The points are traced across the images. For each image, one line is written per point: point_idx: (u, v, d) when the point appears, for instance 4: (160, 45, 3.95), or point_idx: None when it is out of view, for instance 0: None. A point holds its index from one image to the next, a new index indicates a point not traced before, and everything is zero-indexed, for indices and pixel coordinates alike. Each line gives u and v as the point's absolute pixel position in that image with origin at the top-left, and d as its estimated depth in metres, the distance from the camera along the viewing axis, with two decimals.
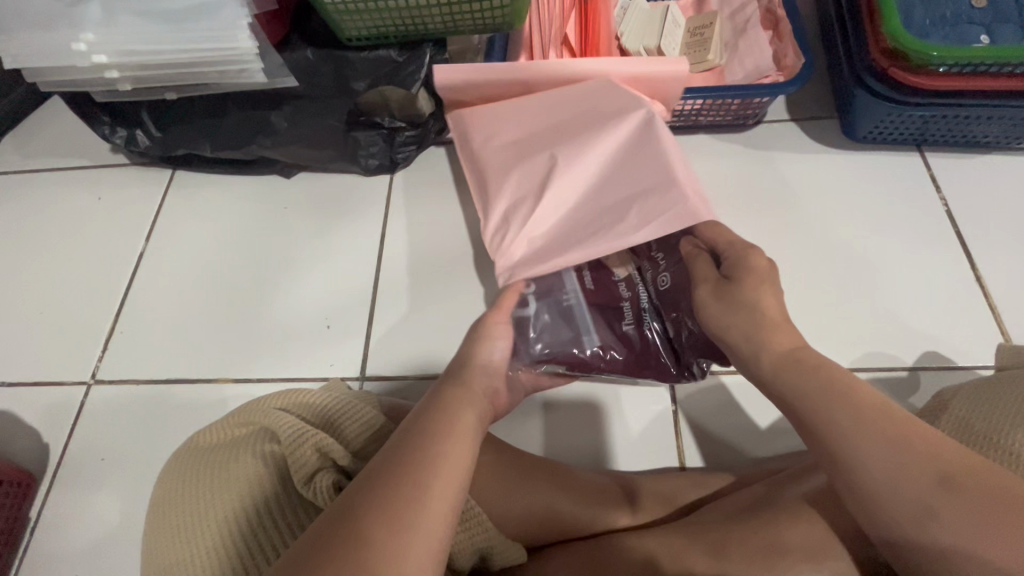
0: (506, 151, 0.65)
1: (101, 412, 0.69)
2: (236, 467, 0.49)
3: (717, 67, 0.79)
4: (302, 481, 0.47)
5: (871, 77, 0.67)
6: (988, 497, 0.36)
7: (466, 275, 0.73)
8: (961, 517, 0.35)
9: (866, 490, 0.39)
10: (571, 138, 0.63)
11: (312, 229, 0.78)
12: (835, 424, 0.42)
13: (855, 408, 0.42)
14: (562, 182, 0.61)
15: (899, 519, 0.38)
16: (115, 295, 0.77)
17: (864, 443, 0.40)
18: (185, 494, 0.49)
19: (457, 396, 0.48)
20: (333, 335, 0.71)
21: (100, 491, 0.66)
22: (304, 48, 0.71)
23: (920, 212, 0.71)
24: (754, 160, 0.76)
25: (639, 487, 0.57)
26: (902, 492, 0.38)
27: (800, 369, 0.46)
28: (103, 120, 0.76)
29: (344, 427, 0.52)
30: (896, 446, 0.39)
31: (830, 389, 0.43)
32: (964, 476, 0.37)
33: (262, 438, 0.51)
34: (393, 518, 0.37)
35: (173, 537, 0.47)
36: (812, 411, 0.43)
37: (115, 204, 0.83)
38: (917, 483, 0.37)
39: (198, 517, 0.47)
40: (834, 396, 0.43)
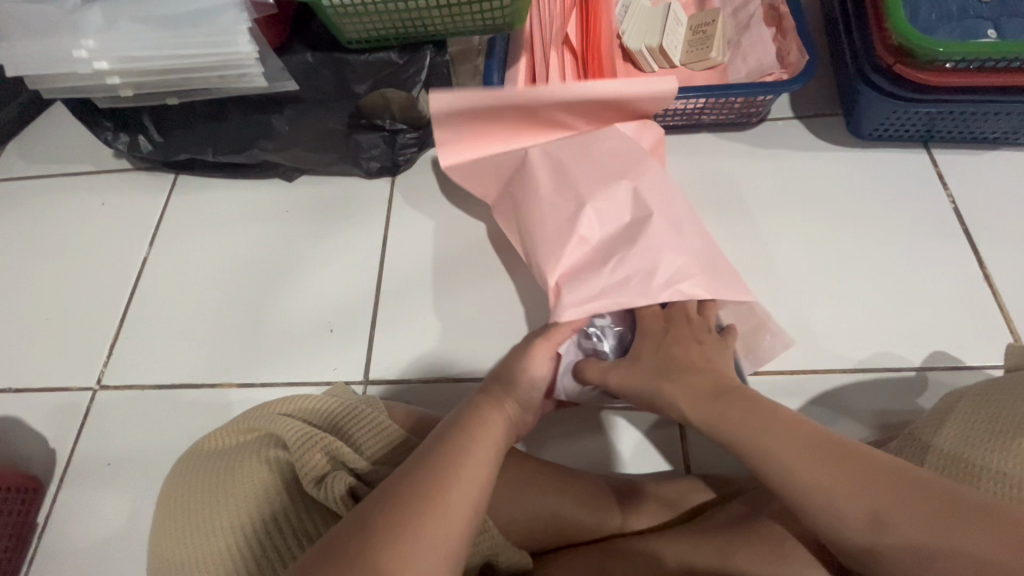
0: (529, 195, 0.63)
1: (108, 417, 0.70)
2: (242, 472, 0.49)
3: (720, 65, 0.78)
4: (312, 484, 0.47)
5: (875, 73, 0.66)
6: (927, 506, 0.38)
7: (469, 277, 0.73)
8: (913, 532, 0.37)
9: (827, 508, 0.40)
10: (577, 171, 0.61)
11: (314, 233, 0.78)
12: (787, 453, 0.42)
13: (802, 437, 0.43)
14: (595, 221, 0.58)
15: (864, 533, 0.39)
16: (119, 300, 0.77)
17: (807, 477, 0.41)
18: (192, 497, 0.49)
19: (488, 403, 0.49)
20: (336, 339, 0.71)
21: (106, 496, 0.66)
22: (305, 52, 0.73)
23: (927, 211, 0.70)
24: (758, 159, 0.75)
25: (644, 491, 0.56)
26: (865, 506, 0.39)
27: (727, 410, 0.47)
28: (106, 125, 0.77)
29: (353, 431, 0.52)
30: (849, 464, 0.40)
31: (763, 429, 0.44)
32: (904, 493, 0.38)
33: (268, 442, 0.51)
34: (389, 528, 0.37)
35: (182, 542, 0.47)
36: (758, 442, 0.44)
37: (119, 209, 0.83)
38: (876, 497, 0.39)
39: (206, 520, 0.47)
40: (771, 436, 0.44)
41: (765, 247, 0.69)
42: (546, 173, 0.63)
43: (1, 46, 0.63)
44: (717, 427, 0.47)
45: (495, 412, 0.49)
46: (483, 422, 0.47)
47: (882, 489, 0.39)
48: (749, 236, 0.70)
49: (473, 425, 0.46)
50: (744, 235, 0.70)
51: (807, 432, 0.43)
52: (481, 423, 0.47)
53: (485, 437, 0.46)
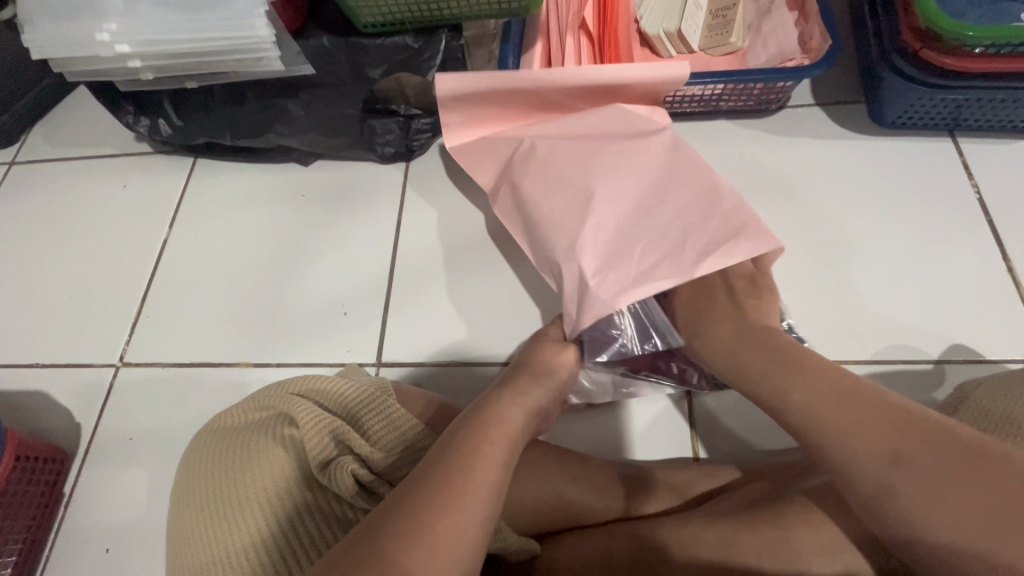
0: (539, 175, 0.63)
1: (130, 392, 0.72)
2: (253, 449, 0.50)
3: (740, 50, 0.77)
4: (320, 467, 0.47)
5: (902, 59, 0.64)
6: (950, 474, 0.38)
7: (480, 263, 0.74)
8: (919, 491, 0.38)
9: (850, 470, 0.41)
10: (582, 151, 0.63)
11: (329, 217, 0.79)
12: (822, 420, 0.43)
13: (842, 403, 0.43)
14: (611, 193, 0.60)
15: (880, 499, 0.40)
16: (140, 280, 0.79)
17: (833, 432, 0.42)
18: (206, 474, 0.50)
19: (503, 408, 0.49)
20: (350, 321, 0.72)
21: (128, 468, 0.68)
22: (320, 35, 0.70)
23: (950, 203, 0.68)
24: (775, 145, 0.74)
25: (654, 480, 0.56)
26: (886, 470, 0.40)
27: (760, 358, 0.49)
28: (127, 109, 0.78)
29: (363, 416, 0.52)
30: (887, 432, 0.40)
31: (795, 374, 0.47)
32: (922, 452, 0.39)
33: (279, 422, 0.51)
34: (406, 539, 0.37)
35: (197, 517, 0.48)
36: (789, 407, 0.46)
37: (139, 191, 0.85)
38: (900, 462, 0.39)
39: (217, 496, 0.48)
40: (804, 382, 0.46)
41: (779, 235, 0.69)
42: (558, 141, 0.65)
43: (26, 30, 0.65)
44: (755, 380, 0.49)
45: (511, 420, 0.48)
46: (503, 417, 0.48)
47: (893, 452, 0.40)
48: (765, 221, 0.69)
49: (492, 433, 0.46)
50: (759, 223, 0.70)
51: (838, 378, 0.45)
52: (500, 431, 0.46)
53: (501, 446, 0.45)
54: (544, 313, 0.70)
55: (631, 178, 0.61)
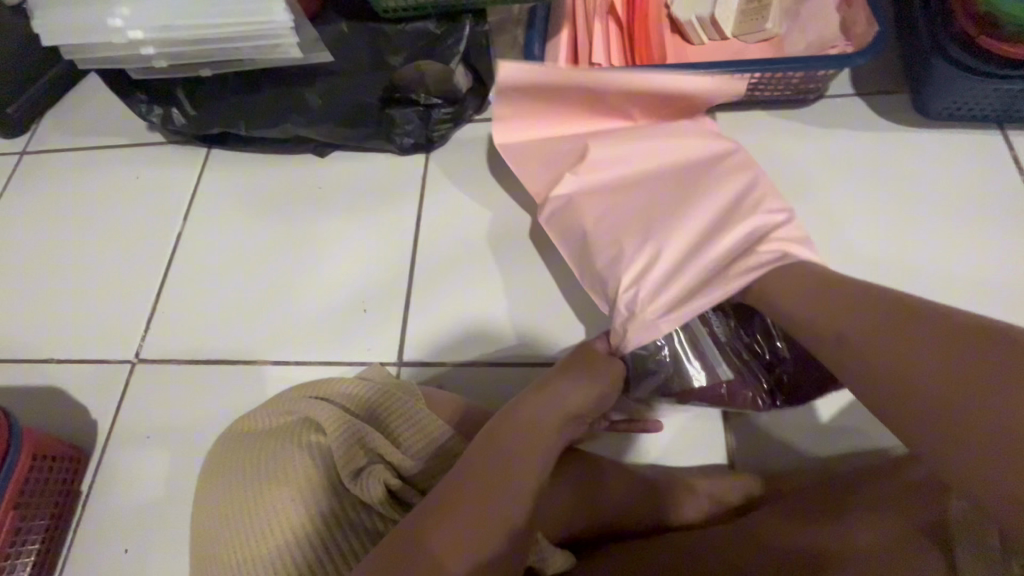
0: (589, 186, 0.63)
1: (146, 389, 0.70)
2: (278, 456, 0.48)
3: (774, 37, 0.73)
4: (349, 475, 0.46)
5: (955, 46, 0.60)
6: (954, 342, 0.37)
7: (504, 259, 0.71)
8: (931, 358, 0.38)
9: (862, 344, 0.42)
10: (639, 160, 0.63)
11: (346, 211, 0.77)
12: (829, 328, 0.45)
13: (847, 311, 0.44)
14: (667, 206, 0.60)
15: (897, 387, 0.39)
16: (155, 275, 0.77)
17: (845, 331, 0.43)
18: (229, 482, 0.48)
19: (534, 396, 0.50)
20: (369, 319, 0.70)
21: (144, 468, 0.67)
22: (338, 20, 0.68)
23: (1000, 201, 0.65)
24: (813, 138, 0.71)
25: (687, 488, 0.54)
26: (897, 345, 0.40)
27: (775, 284, 0.51)
28: (140, 98, 0.76)
29: (392, 421, 0.51)
30: (892, 325, 0.41)
31: (842, 301, 0.45)
32: (926, 330, 0.39)
33: (304, 429, 0.49)
34: (445, 527, 0.39)
35: (220, 526, 0.46)
36: (801, 320, 0.48)
37: (152, 182, 0.83)
38: (910, 340, 0.39)
39: (243, 505, 0.46)
40: (855, 305, 0.44)
41: (817, 233, 0.66)
42: (613, 147, 0.64)
43: (36, 15, 0.63)
44: (769, 301, 0.51)
45: (548, 415, 0.49)
46: (535, 411, 0.49)
47: (895, 345, 0.40)
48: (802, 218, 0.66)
49: (530, 430, 0.47)
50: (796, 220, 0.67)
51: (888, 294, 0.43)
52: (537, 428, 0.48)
53: (539, 444, 0.47)
54: (571, 312, 0.68)
55: (688, 187, 0.60)
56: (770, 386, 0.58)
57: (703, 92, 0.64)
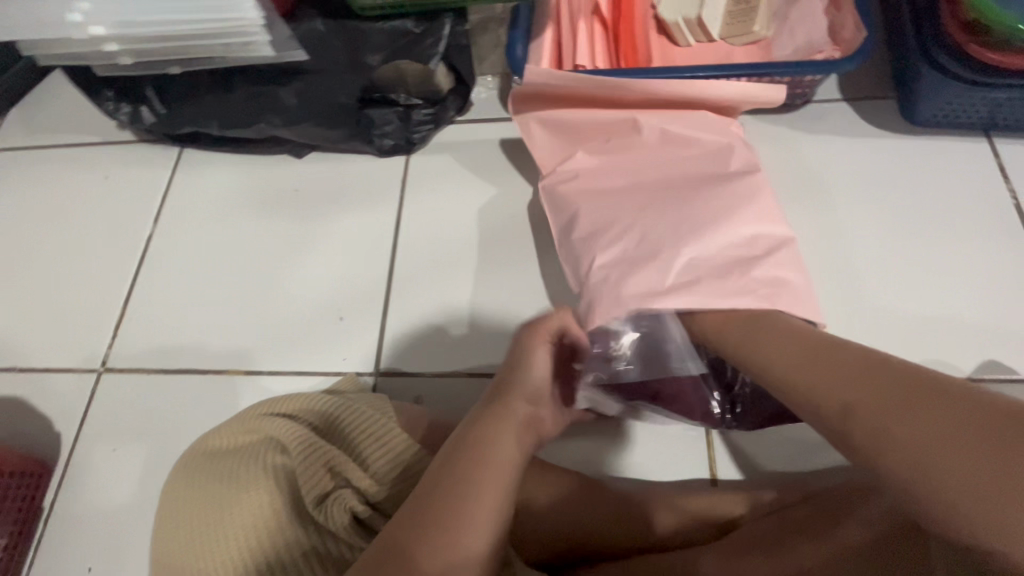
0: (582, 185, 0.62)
1: (112, 399, 0.68)
2: (239, 476, 0.46)
3: (763, 40, 0.71)
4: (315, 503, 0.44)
5: (941, 51, 0.59)
6: (906, 395, 0.35)
7: (485, 266, 0.70)
8: (879, 410, 0.36)
9: (815, 389, 0.40)
10: (637, 164, 0.62)
11: (323, 215, 0.75)
12: (789, 372, 0.43)
13: (810, 359, 0.43)
14: (659, 209, 0.57)
15: (843, 429, 0.37)
16: (123, 280, 0.74)
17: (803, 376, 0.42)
18: (188, 502, 0.46)
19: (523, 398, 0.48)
20: (345, 327, 0.68)
21: (110, 482, 0.65)
22: (315, 17, 0.66)
23: (984, 209, 0.64)
24: (799, 144, 0.70)
25: (660, 501, 0.54)
26: (847, 391, 0.38)
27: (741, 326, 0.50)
28: (107, 95, 0.73)
29: (360, 440, 0.49)
30: (849, 372, 0.39)
31: (813, 366, 0.42)
32: (881, 382, 0.37)
33: (267, 448, 0.48)
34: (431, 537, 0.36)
35: (180, 557, 0.44)
36: (763, 363, 0.46)
37: (122, 182, 0.80)
38: (862, 388, 0.37)
39: (202, 528, 0.44)
40: (826, 368, 0.41)
41: (802, 241, 0.65)
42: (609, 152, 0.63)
43: None
44: (734, 340, 0.50)
45: (519, 415, 0.46)
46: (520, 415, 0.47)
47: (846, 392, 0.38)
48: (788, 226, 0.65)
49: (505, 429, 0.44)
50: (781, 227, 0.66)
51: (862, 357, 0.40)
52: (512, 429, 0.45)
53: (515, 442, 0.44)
54: None
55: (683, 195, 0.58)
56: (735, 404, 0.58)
57: (692, 96, 0.62)
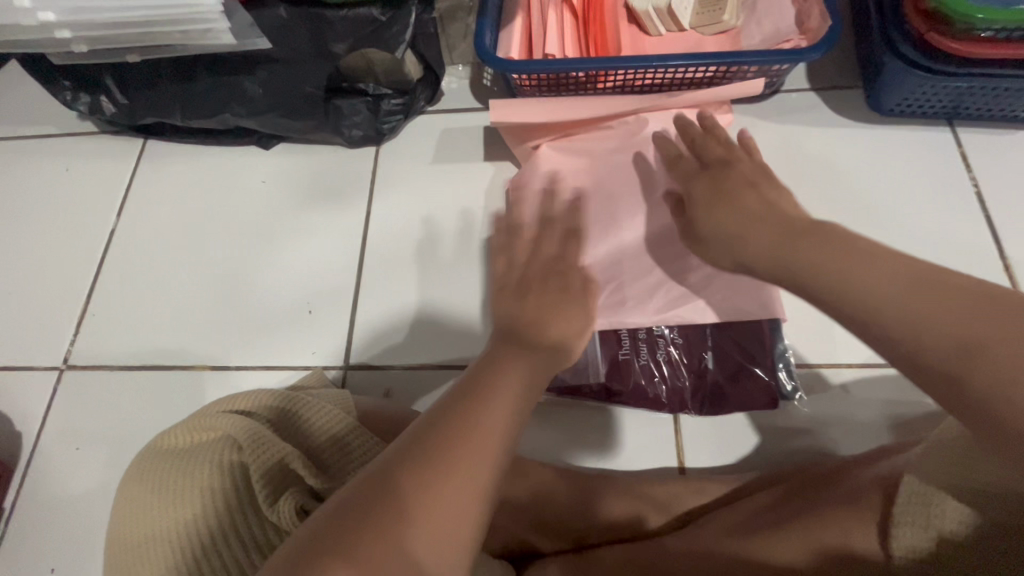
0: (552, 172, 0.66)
1: (75, 399, 0.66)
2: (194, 475, 0.45)
3: (732, 29, 0.71)
4: (265, 499, 0.42)
5: (902, 41, 0.60)
6: (945, 298, 0.33)
7: (456, 257, 0.69)
8: (925, 313, 0.33)
9: (843, 288, 0.36)
10: (611, 165, 0.66)
11: (292, 208, 0.73)
12: (799, 256, 0.39)
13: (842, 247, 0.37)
14: (616, 198, 0.64)
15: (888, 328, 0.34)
16: (86, 275, 0.72)
17: (827, 268, 0.37)
18: (141, 503, 0.45)
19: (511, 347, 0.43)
20: (315, 320, 0.67)
21: (74, 484, 0.63)
22: (279, 5, 0.66)
23: (946, 195, 0.65)
24: (767, 133, 0.70)
25: (615, 485, 0.55)
26: (883, 288, 0.34)
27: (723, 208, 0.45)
28: (65, 85, 0.71)
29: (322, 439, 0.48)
30: (885, 264, 0.35)
31: (825, 247, 0.38)
32: (916, 283, 0.34)
33: (224, 447, 0.46)
34: (390, 512, 0.34)
35: (132, 556, 0.43)
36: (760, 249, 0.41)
37: (84, 175, 0.78)
38: (902, 285, 0.34)
39: (155, 527, 0.43)
40: (845, 254, 0.37)
41: None
42: (590, 148, 0.67)
43: None
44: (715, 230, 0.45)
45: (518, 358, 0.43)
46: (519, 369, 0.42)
47: (878, 284, 0.35)
48: None
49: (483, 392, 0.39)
50: None
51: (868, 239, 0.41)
52: (491, 394, 0.39)
53: (497, 397, 0.39)
54: None
55: (641, 185, 0.64)
56: (699, 397, 0.59)
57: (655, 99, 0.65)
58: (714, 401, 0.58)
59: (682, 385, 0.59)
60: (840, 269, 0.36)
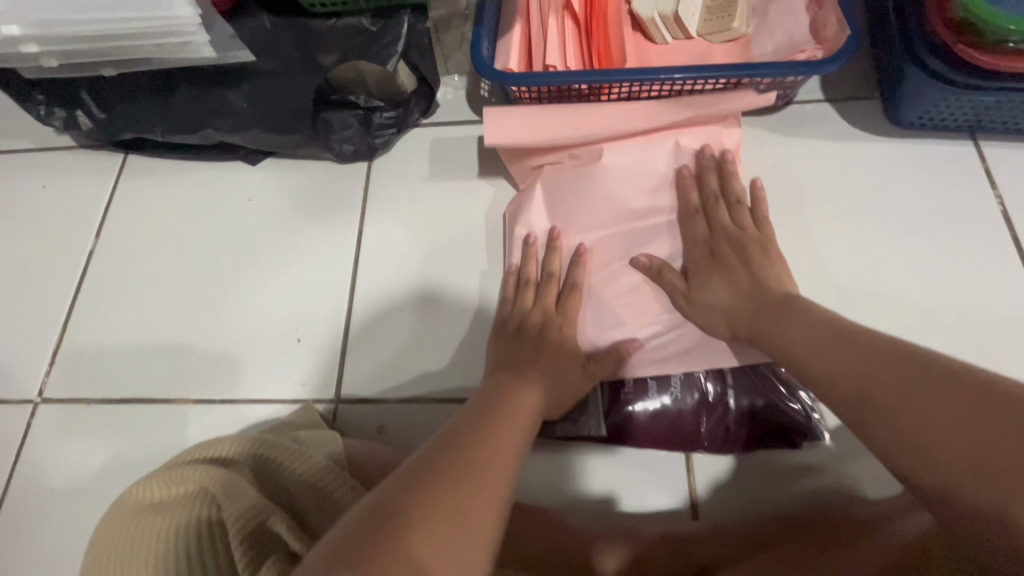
0: (556, 191, 0.64)
1: (51, 435, 0.63)
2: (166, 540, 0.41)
3: (742, 37, 0.68)
4: (246, 568, 0.39)
5: (926, 52, 0.57)
6: (926, 381, 0.36)
7: (453, 281, 0.65)
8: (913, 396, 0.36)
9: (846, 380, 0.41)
10: (616, 183, 0.63)
11: (280, 229, 0.70)
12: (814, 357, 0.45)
13: (846, 346, 0.43)
14: (620, 219, 0.63)
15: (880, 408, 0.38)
16: (62, 301, 0.69)
17: (830, 364, 0.43)
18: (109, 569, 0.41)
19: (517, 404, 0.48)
20: (304, 350, 0.64)
21: (49, 528, 0.60)
22: (260, 13, 0.62)
23: (968, 214, 0.62)
24: (780, 148, 0.67)
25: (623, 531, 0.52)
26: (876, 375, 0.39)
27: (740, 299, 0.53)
28: (38, 99, 0.67)
29: (313, 499, 0.46)
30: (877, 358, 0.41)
31: (834, 346, 0.44)
32: (903, 371, 0.38)
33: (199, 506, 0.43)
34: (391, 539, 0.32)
35: None
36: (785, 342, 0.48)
37: (60, 193, 0.74)
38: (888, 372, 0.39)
39: None
40: (845, 354, 0.43)
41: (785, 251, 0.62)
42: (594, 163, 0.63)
43: None
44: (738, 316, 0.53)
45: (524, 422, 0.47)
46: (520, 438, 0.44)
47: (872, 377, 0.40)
48: None
49: (478, 458, 0.39)
50: None
51: (865, 339, 0.43)
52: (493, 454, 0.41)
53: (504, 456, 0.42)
54: None
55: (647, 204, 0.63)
56: (713, 432, 0.56)
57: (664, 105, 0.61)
58: (727, 436, 0.56)
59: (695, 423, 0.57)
60: (836, 367, 0.43)
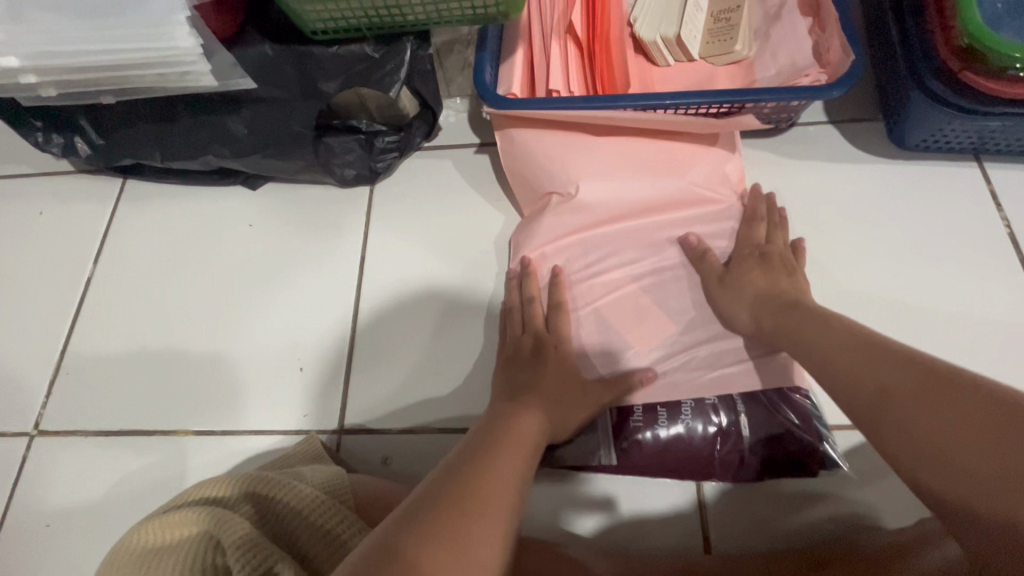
0: (559, 216, 0.62)
1: (46, 469, 0.61)
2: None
3: (745, 60, 0.68)
4: None
5: (932, 77, 0.57)
6: (938, 392, 0.36)
7: (457, 307, 0.65)
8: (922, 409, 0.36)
9: (858, 387, 0.41)
10: (620, 206, 0.63)
11: (281, 254, 0.69)
12: (829, 364, 0.44)
13: (860, 352, 0.42)
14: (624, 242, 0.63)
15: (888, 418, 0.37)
16: (58, 330, 0.67)
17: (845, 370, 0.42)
18: None
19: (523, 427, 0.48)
20: (306, 378, 0.63)
21: (43, 565, 0.58)
22: (263, 42, 0.60)
23: (976, 237, 0.62)
24: (784, 170, 0.66)
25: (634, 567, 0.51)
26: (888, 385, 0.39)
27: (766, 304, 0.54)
28: (34, 125, 0.65)
29: (314, 537, 0.45)
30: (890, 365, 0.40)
31: (851, 351, 0.43)
32: (916, 381, 0.37)
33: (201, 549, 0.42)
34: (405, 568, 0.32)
35: None
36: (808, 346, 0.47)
37: (58, 219, 0.73)
38: (900, 381, 0.38)
39: None
40: (858, 360, 0.42)
41: None
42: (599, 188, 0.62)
43: None
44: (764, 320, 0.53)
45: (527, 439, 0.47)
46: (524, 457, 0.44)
47: (887, 383, 0.39)
48: None
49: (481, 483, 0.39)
50: None
51: (880, 345, 0.42)
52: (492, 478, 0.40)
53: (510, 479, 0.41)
54: None
55: (652, 225, 0.63)
56: (724, 462, 0.55)
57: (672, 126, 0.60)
58: (738, 464, 0.55)
59: (707, 451, 0.55)
60: (851, 369, 0.42)
